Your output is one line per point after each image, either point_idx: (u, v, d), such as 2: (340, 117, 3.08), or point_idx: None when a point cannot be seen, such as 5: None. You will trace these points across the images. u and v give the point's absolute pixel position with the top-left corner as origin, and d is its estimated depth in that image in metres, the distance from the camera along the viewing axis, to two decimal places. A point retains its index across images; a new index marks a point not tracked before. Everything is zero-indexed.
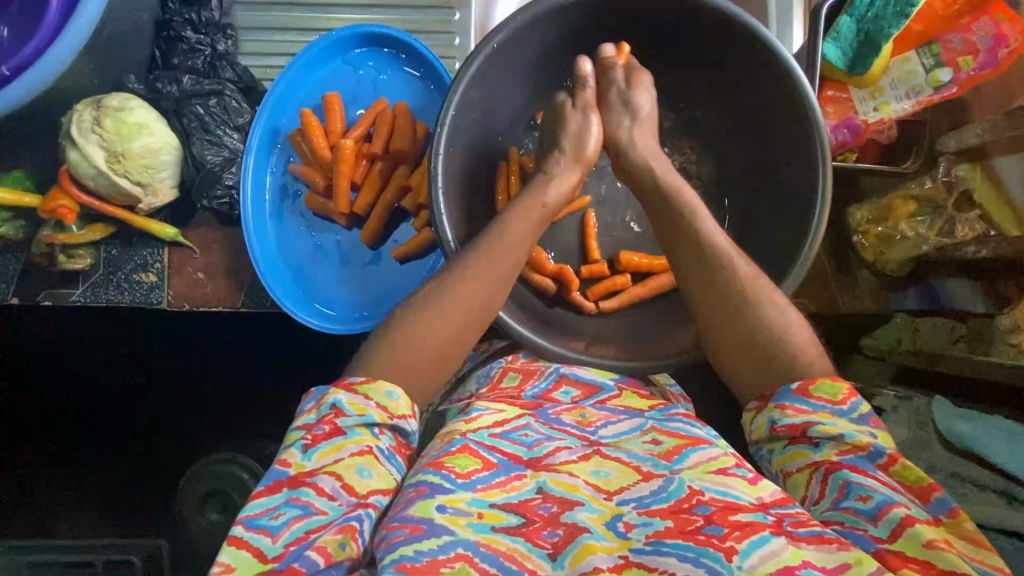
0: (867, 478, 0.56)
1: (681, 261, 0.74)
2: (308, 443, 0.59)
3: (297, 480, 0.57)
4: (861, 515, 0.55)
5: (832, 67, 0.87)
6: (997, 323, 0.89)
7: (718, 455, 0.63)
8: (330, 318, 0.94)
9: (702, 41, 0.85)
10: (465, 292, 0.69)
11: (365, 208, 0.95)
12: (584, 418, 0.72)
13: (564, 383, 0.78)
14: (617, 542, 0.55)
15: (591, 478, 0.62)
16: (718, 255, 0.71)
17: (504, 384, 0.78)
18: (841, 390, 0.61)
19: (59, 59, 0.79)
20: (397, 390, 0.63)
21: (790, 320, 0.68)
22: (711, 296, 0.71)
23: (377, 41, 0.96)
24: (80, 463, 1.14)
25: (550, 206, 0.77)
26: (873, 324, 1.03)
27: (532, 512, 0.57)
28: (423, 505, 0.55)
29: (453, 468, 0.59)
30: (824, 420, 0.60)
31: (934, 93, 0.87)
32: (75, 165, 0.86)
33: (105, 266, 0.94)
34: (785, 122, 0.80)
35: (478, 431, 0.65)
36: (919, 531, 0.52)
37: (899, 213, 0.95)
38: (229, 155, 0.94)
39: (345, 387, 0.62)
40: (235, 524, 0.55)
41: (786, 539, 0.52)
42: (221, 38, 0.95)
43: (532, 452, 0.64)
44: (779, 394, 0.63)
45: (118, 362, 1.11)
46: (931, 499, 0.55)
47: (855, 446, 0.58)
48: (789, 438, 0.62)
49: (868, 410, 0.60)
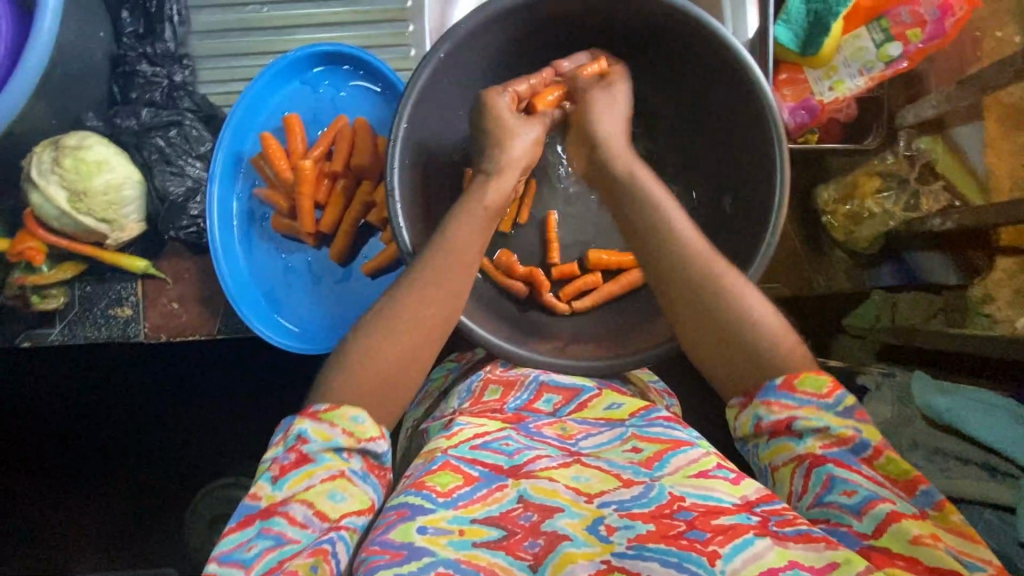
0: (852, 473, 0.57)
1: (648, 250, 0.72)
2: (277, 474, 0.58)
3: (268, 511, 0.56)
4: (846, 510, 0.55)
5: (785, 50, 0.87)
6: (969, 294, 0.91)
7: (699, 457, 0.63)
8: (296, 336, 0.94)
9: (649, 35, 0.84)
10: (423, 304, 0.69)
11: (331, 226, 0.95)
12: (564, 431, 0.71)
13: (545, 391, 0.78)
14: (599, 547, 0.55)
15: (571, 482, 0.61)
16: (683, 246, 0.71)
17: (486, 398, 0.76)
18: (825, 383, 0.62)
19: (12, 103, 0.80)
20: (362, 414, 0.62)
21: (760, 302, 0.67)
22: (682, 289, 0.69)
23: (332, 59, 0.96)
24: (75, 501, 1.14)
25: (491, 208, 0.75)
26: (851, 302, 0.99)
27: (513, 523, 0.57)
28: (404, 529, 0.55)
29: (435, 487, 0.59)
30: (809, 415, 0.60)
31: (885, 67, 0.87)
32: (39, 207, 0.87)
33: (81, 305, 0.93)
34: (740, 115, 0.80)
35: (459, 446, 0.65)
36: (905, 526, 0.53)
37: (865, 189, 0.95)
38: (192, 184, 0.95)
39: (309, 415, 0.62)
40: (209, 561, 0.55)
41: (772, 539, 0.53)
42: (177, 69, 0.96)
43: (512, 460, 0.64)
44: (764, 389, 0.63)
45: (107, 397, 1.11)
46: (916, 491, 0.56)
47: (839, 439, 0.59)
48: (771, 432, 0.62)
49: (853, 403, 0.60)
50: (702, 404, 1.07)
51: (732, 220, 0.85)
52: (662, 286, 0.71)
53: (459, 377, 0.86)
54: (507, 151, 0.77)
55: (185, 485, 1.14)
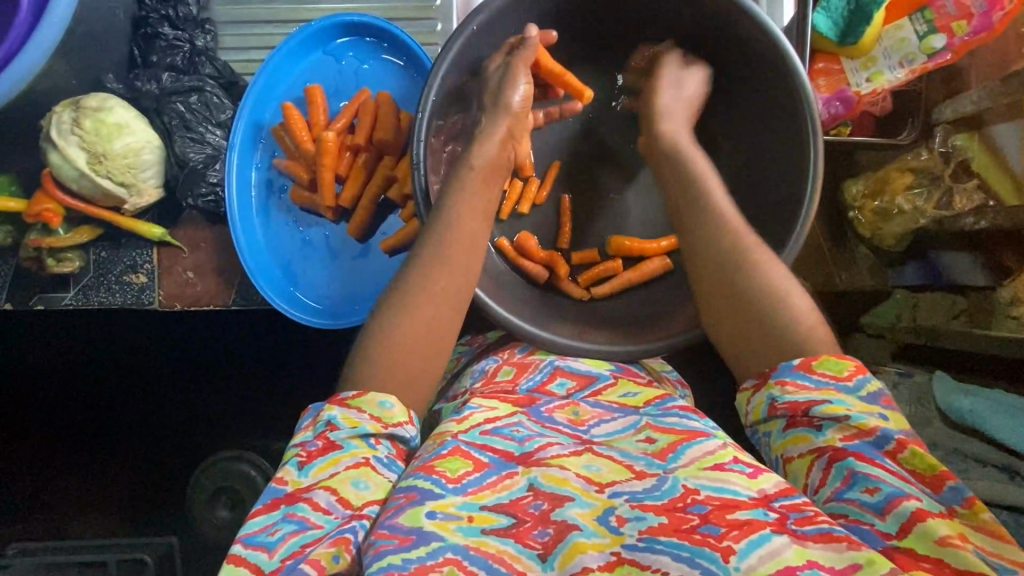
0: (873, 467, 0.56)
1: (690, 226, 0.74)
2: (303, 460, 0.58)
3: (294, 497, 0.56)
4: (867, 508, 0.55)
5: (823, 39, 0.85)
6: (997, 295, 0.87)
7: (714, 449, 0.62)
8: (313, 310, 0.93)
9: (684, 17, 0.83)
10: (445, 274, 0.69)
11: (352, 200, 0.94)
12: (576, 416, 0.70)
13: (559, 375, 0.76)
14: (610, 538, 0.54)
15: (582, 471, 0.61)
16: (720, 228, 0.72)
17: (498, 379, 0.76)
18: (846, 366, 0.60)
19: (37, 54, 0.80)
20: (390, 399, 0.61)
21: (792, 289, 0.67)
22: (713, 273, 0.70)
23: (356, 31, 0.94)
24: (85, 465, 1.14)
25: (477, 167, 0.75)
26: (873, 299, 1.01)
27: (523, 512, 0.57)
28: (413, 513, 0.54)
29: (444, 473, 0.58)
30: (829, 398, 0.58)
31: (927, 60, 0.85)
32: (57, 168, 0.86)
33: (95, 269, 0.93)
34: (775, 102, 0.79)
35: (469, 431, 0.64)
36: (932, 527, 0.51)
37: (896, 186, 0.93)
38: (213, 152, 0.93)
39: (338, 402, 0.61)
40: (234, 543, 0.54)
41: (789, 538, 0.52)
42: (199, 34, 0.94)
43: (522, 447, 0.63)
44: (780, 370, 0.62)
45: (122, 363, 1.11)
46: (944, 488, 0.54)
47: (860, 430, 0.57)
48: (787, 419, 0.61)
49: (877, 390, 0.59)
50: (721, 397, 1.06)
51: (760, 209, 0.84)
52: (696, 258, 0.73)
53: (472, 360, 0.86)
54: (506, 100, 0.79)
55: (195, 454, 1.14)
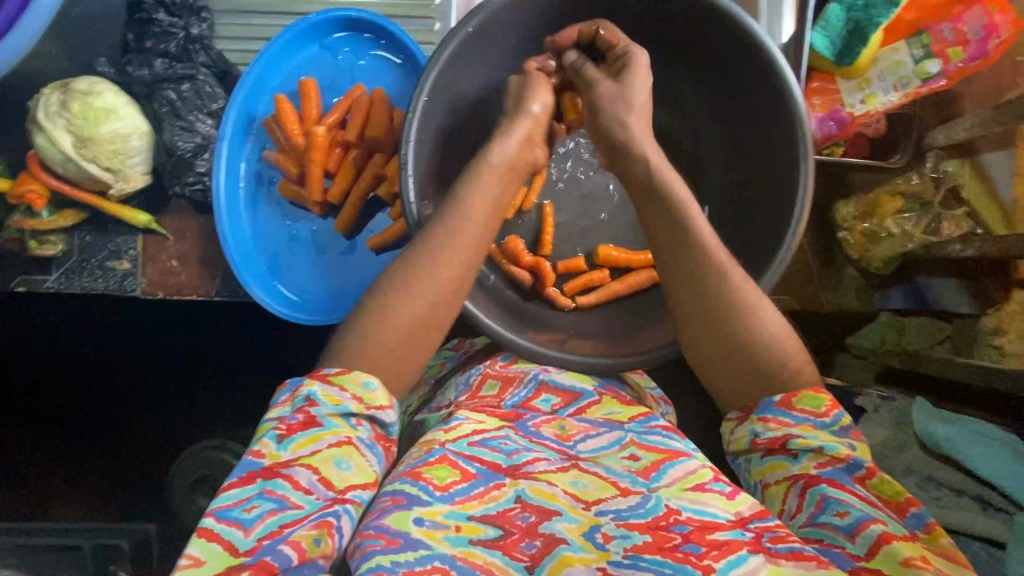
0: (844, 492, 0.56)
1: (664, 253, 0.69)
2: (282, 433, 0.56)
3: (272, 471, 0.55)
4: (838, 531, 0.55)
5: (819, 58, 0.84)
6: (981, 324, 0.91)
7: (696, 468, 0.61)
8: (294, 304, 0.92)
9: (681, 30, 0.83)
10: (429, 277, 0.66)
11: (339, 197, 0.93)
12: (563, 430, 0.68)
13: (544, 391, 0.74)
14: (596, 554, 0.55)
15: (569, 488, 0.60)
16: (696, 253, 0.67)
17: (483, 394, 0.73)
18: (823, 402, 0.60)
19: (31, 30, 0.82)
20: (373, 380, 0.60)
21: (765, 314, 0.65)
22: (691, 301, 0.67)
23: (354, 26, 0.94)
24: (61, 448, 1.13)
25: (495, 163, 0.73)
26: (859, 321, 1.00)
27: (510, 524, 0.57)
28: (400, 517, 0.55)
29: (432, 480, 0.58)
30: (805, 433, 0.59)
31: (921, 85, 0.84)
32: (44, 150, 0.86)
33: (79, 253, 0.92)
34: (767, 121, 0.78)
35: (457, 441, 0.63)
36: (897, 549, 0.51)
37: (886, 209, 0.94)
38: (202, 141, 0.92)
39: (319, 378, 0.59)
40: (206, 515, 0.53)
41: (764, 556, 0.53)
42: (195, 22, 0.92)
43: (511, 460, 0.63)
44: (762, 406, 0.62)
45: (103, 349, 1.11)
46: (906, 513, 0.55)
47: (834, 458, 0.57)
48: (766, 450, 0.61)
49: (850, 423, 0.59)
50: (706, 411, 1.06)
51: (747, 227, 0.83)
52: (670, 284, 0.69)
53: (457, 367, 0.84)
54: (525, 104, 0.77)
55: (173, 444, 1.13)
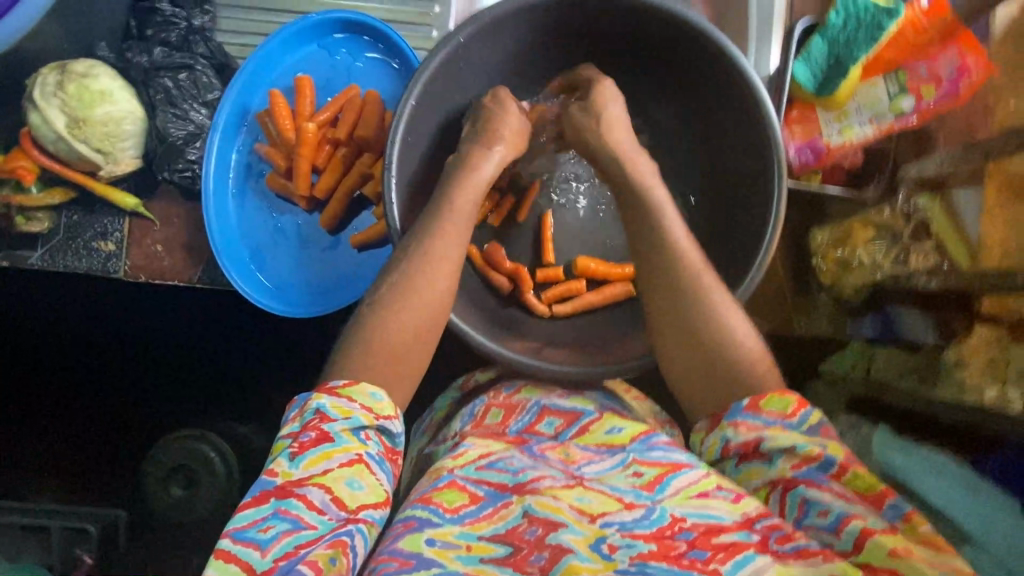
0: (821, 492, 0.56)
1: (649, 266, 0.71)
2: (295, 451, 0.57)
3: (286, 490, 0.55)
4: (823, 531, 0.55)
5: (801, 88, 0.89)
6: (943, 357, 0.87)
7: (700, 476, 0.58)
8: (265, 289, 0.93)
9: (666, 52, 0.85)
10: (405, 278, 0.68)
11: (326, 191, 0.95)
12: (568, 455, 0.66)
13: (546, 414, 0.74)
14: (602, 564, 0.53)
15: (574, 503, 0.58)
16: (676, 269, 0.69)
17: (487, 422, 0.73)
18: (790, 403, 0.60)
19: (32, 10, 0.84)
20: (380, 391, 0.62)
21: (739, 332, 0.67)
22: (670, 313, 0.69)
23: (353, 28, 0.96)
24: (31, 425, 1.13)
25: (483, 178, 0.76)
26: (828, 350, 1.02)
27: (520, 539, 0.56)
28: (413, 539, 0.55)
29: (442, 503, 0.59)
30: (775, 435, 0.59)
31: (894, 120, 0.89)
32: (37, 128, 0.88)
33: (65, 232, 0.94)
34: (747, 146, 0.80)
35: (465, 466, 0.64)
36: (880, 541, 0.51)
37: (856, 239, 0.95)
38: (195, 129, 0.94)
39: (327, 391, 0.61)
40: (223, 536, 0.52)
41: (772, 556, 0.52)
42: (198, 13, 0.95)
43: (517, 478, 0.62)
44: (730, 411, 0.62)
45: (80, 330, 1.11)
46: (884, 504, 0.55)
47: (806, 457, 0.57)
48: (739, 455, 0.61)
49: (818, 421, 0.59)
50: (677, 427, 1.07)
51: (722, 247, 0.85)
52: (649, 296, 0.71)
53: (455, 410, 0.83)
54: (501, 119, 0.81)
55: (145, 428, 1.14)
